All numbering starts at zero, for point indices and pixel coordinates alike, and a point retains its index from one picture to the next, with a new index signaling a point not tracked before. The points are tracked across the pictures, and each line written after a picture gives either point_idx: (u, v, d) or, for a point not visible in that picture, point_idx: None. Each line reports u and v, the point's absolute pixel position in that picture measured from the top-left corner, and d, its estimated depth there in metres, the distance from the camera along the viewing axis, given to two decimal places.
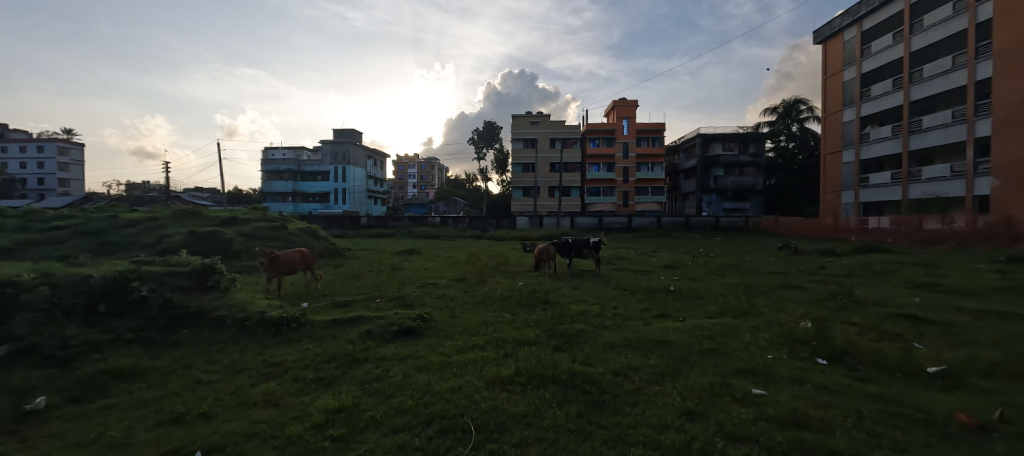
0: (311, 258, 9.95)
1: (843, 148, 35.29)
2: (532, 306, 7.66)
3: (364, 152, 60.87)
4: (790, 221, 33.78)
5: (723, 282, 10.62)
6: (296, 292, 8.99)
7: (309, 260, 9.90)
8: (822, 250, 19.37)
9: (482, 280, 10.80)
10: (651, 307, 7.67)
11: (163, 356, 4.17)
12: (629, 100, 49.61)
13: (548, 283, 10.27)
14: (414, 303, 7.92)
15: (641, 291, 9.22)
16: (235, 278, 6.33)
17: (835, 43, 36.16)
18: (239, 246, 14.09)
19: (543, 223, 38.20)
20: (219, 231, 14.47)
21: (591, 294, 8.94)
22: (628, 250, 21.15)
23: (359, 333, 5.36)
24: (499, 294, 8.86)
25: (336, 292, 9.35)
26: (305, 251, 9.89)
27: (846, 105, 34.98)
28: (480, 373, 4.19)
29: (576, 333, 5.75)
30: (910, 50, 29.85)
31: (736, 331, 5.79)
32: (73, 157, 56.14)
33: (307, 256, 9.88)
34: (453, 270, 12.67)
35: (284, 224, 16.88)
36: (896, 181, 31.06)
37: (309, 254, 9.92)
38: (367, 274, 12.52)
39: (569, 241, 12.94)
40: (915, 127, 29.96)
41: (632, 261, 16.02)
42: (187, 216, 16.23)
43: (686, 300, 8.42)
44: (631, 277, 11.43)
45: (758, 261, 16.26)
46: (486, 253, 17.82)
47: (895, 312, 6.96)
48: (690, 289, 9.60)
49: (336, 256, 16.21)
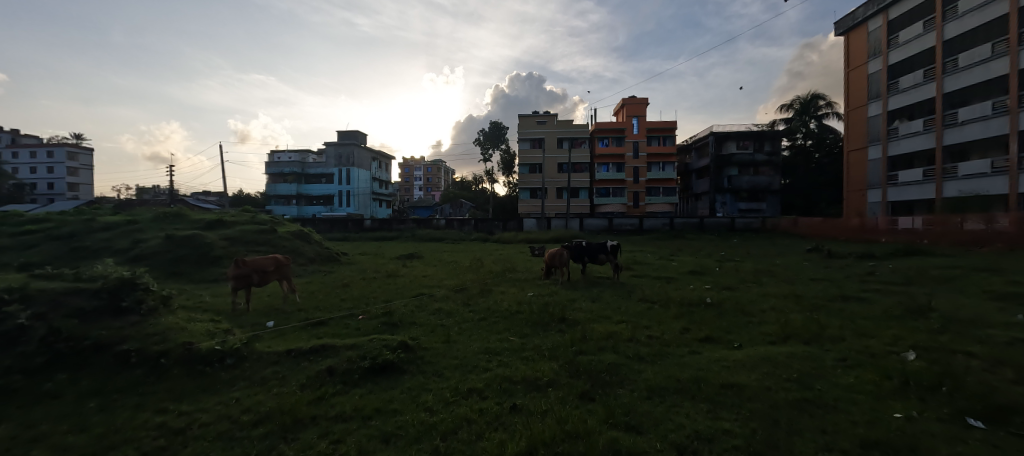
0: (285, 266, 8.57)
1: (870, 143, 33.28)
2: (546, 326, 6.26)
3: (369, 153, 59.87)
4: (811, 221, 31.96)
5: (765, 293, 9.06)
6: (266, 308, 7.65)
7: (283, 268, 8.55)
8: (859, 253, 17.65)
9: (485, 291, 9.40)
10: (692, 328, 6.19)
11: (9, 422, 2.85)
12: (640, 97, 47.96)
13: (561, 295, 8.82)
14: (402, 322, 6.56)
15: (674, 305, 7.73)
16: (169, 296, 4.99)
17: (858, 35, 34.30)
18: (220, 252, 12.85)
19: (551, 225, 36.80)
20: (200, 235, 13.25)
21: (614, 309, 7.50)
22: (645, 254, 19.63)
23: (316, 372, 4.00)
24: (505, 310, 7.47)
25: (315, 306, 8.00)
26: (281, 258, 8.59)
27: (872, 99, 33.05)
28: (474, 448, 2.78)
29: (607, 369, 4.32)
30: (943, 39, 27.92)
31: (822, 367, 4.30)
32: (82, 162, 55.87)
33: (281, 264, 8.53)
34: (453, 278, 11.29)
35: (274, 226, 15.70)
36: (929, 178, 29.05)
37: (283, 260, 8.60)
38: (358, 283, 11.20)
39: (582, 244, 11.53)
40: (950, 120, 27.95)
41: (651, 267, 14.54)
42: (170, 218, 15.08)
43: (731, 316, 6.93)
44: (657, 286, 9.95)
45: (792, 266, 14.63)
46: (491, 258, 16.43)
47: (1012, 335, 5.42)
48: (731, 301, 8.08)
49: (328, 262, 14.95)
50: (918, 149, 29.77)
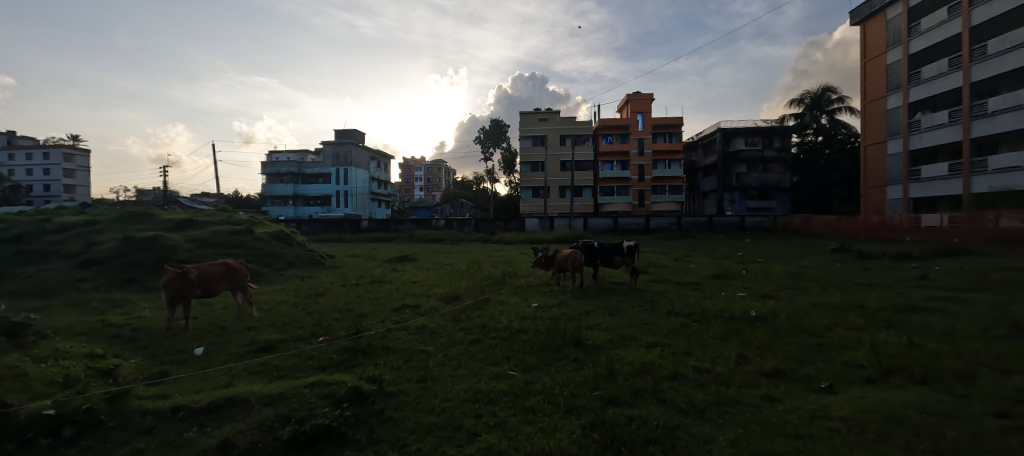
0: (235, 272, 7.12)
1: (889, 137, 31.58)
2: (558, 355, 4.77)
3: (367, 152, 58.33)
4: (826, 219, 30.39)
5: (816, 303, 7.54)
6: (208, 327, 6.23)
7: (233, 276, 7.08)
8: (893, 254, 16.10)
9: (481, 301, 7.90)
10: (753, 357, 4.67)
11: None
12: (644, 93, 46.44)
13: (573, 307, 7.33)
14: (375, 346, 5.12)
15: (714, 320, 6.24)
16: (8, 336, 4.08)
17: (875, 24, 32.62)
18: (184, 255, 11.40)
19: (554, 225, 35.35)
20: (162, 236, 11.83)
21: (641, 327, 6.02)
22: (657, 255, 18.15)
23: (204, 450, 2.55)
24: (508, 327, 6.01)
25: (269, 323, 6.55)
26: (231, 263, 7.16)
27: (891, 91, 31.39)
28: None
29: (656, 438, 2.82)
30: (970, 25, 26.29)
31: (990, 437, 2.79)
32: (79, 164, 53.84)
33: (230, 270, 7.09)
34: (445, 285, 9.78)
35: (250, 227, 14.24)
36: (955, 173, 27.37)
37: (234, 265, 7.17)
38: (336, 290, 9.75)
39: (596, 245, 10.08)
40: (978, 111, 26.20)
41: (669, 270, 13.08)
42: (135, 218, 13.68)
43: (792, 338, 5.42)
44: (682, 295, 8.45)
45: (826, 269, 13.06)
46: (490, 261, 14.93)
47: None
48: (782, 316, 6.57)
49: (310, 267, 13.51)
50: (942, 142, 28.12)
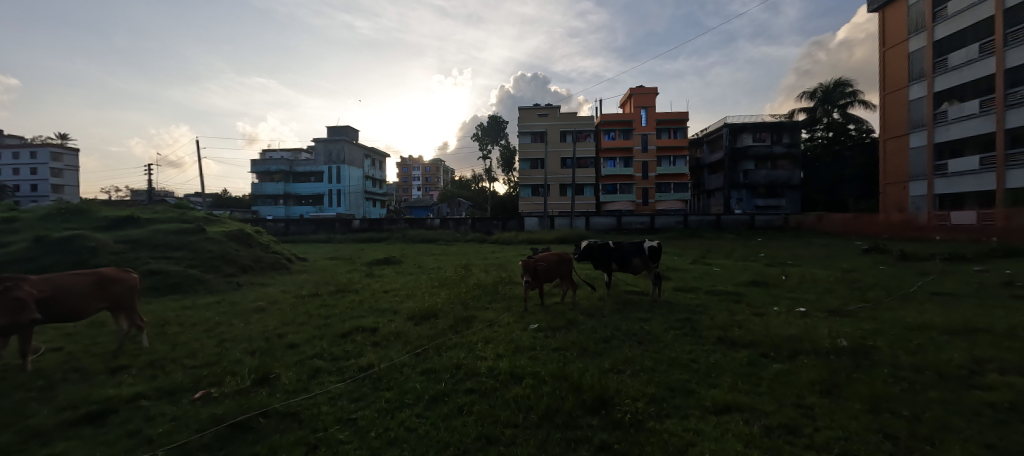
0: (112, 284, 4.87)
1: (911, 130, 29.15)
2: (573, 435, 2.79)
3: (361, 150, 56.19)
4: (843, 217, 28.38)
5: (915, 325, 5.58)
6: (36, 377, 4.05)
7: (109, 290, 4.85)
8: (944, 255, 14.23)
9: (462, 321, 5.93)
10: (913, 442, 2.71)
11: None
12: (648, 87, 44.23)
13: (584, 332, 5.39)
14: (272, 413, 3.13)
15: (795, 358, 4.28)
16: None
17: (895, 10, 30.11)
18: (105, 258, 9.47)
19: (554, 225, 33.33)
20: (84, 236, 9.88)
21: (692, 370, 4.04)
22: (671, 257, 16.20)
23: None
24: (494, 368, 4.07)
25: (148, 362, 4.52)
26: (103, 272, 4.89)
27: (913, 81, 28.90)
28: None
29: None
30: (1003, 7, 23.79)
31: None
32: (67, 163, 50.93)
33: (103, 281, 4.82)
34: (418, 297, 7.75)
35: (202, 225, 12.23)
36: (988, 167, 24.98)
37: (111, 273, 4.91)
38: (285, 302, 7.80)
39: (610, 244, 8.12)
40: (1014, 99, 23.62)
41: (692, 274, 11.13)
42: (66, 215, 11.71)
43: (938, 395, 3.45)
44: (726, 313, 6.44)
45: (878, 274, 11.09)
46: (482, 265, 12.92)
47: None
48: (887, 349, 4.60)
49: (270, 272, 11.53)
50: (972, 134, 25.68)
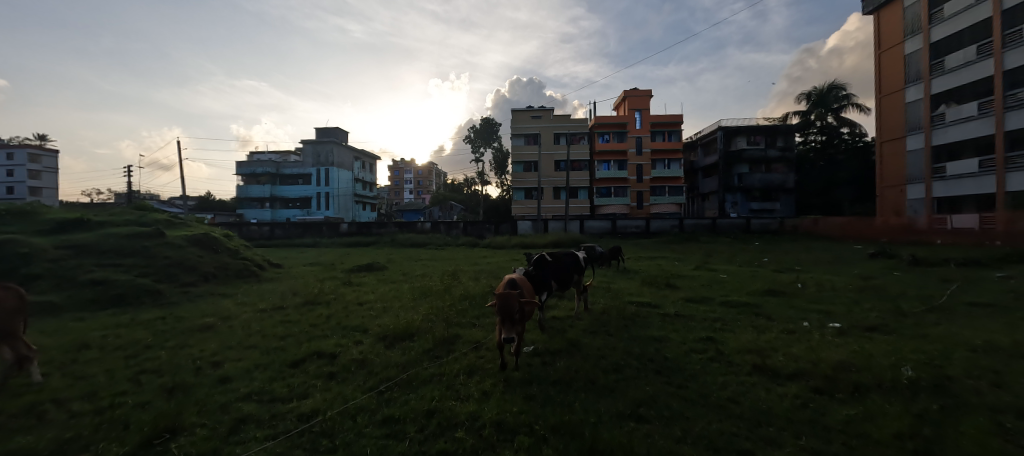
0: None
1: (908, 132, 28.48)
2: None
3: (350, 152, 54.77)
4: (839, 221, 27.71)
5: (979, 348, 4.66)
6: None
7: None
8: (958, 260, 13.51)
9: (440, 345, 4.90)
10: None
11: None
12: (642, 89, 43.65)
13: (589, 358, 4.43)
14: None
15: (862, 399, 3.35)
16: None
17: (890, 13, 29.55)
18: (36, 267, 8.28)
19: (548, 228, 32.39)
20: (15, 241, 8.68)
21: (736, 417, 3.11)
22: (672, 263, 15.24)
23: None
24: (478, 417, 3.06)
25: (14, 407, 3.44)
26: None
27: (910, 83, 28.24)
28: None
29: None
30: (1001, 9, 23.33)
31: None
32: (46, 165, 48.21)
33: None
34: (389, 313, 6.66)
35: (161, 229, 11.05)
36: (987, 170, 24.47)
37: None
38: (238, 318, 6.71)
39: (548, 257, 6.73)
40: (1013, 101, 23.14)
41: (699, 282, 10.20)
42: (3, 218, 10.44)
43: None
44: (750, 331, 5.48)
45: (896, 281, 10.26)
46: (471, 272, 11.85)
47: None
48: (967, 382, 3.68)
49: (236, 280, 10.42)
50: (971, 136, 25.08)
